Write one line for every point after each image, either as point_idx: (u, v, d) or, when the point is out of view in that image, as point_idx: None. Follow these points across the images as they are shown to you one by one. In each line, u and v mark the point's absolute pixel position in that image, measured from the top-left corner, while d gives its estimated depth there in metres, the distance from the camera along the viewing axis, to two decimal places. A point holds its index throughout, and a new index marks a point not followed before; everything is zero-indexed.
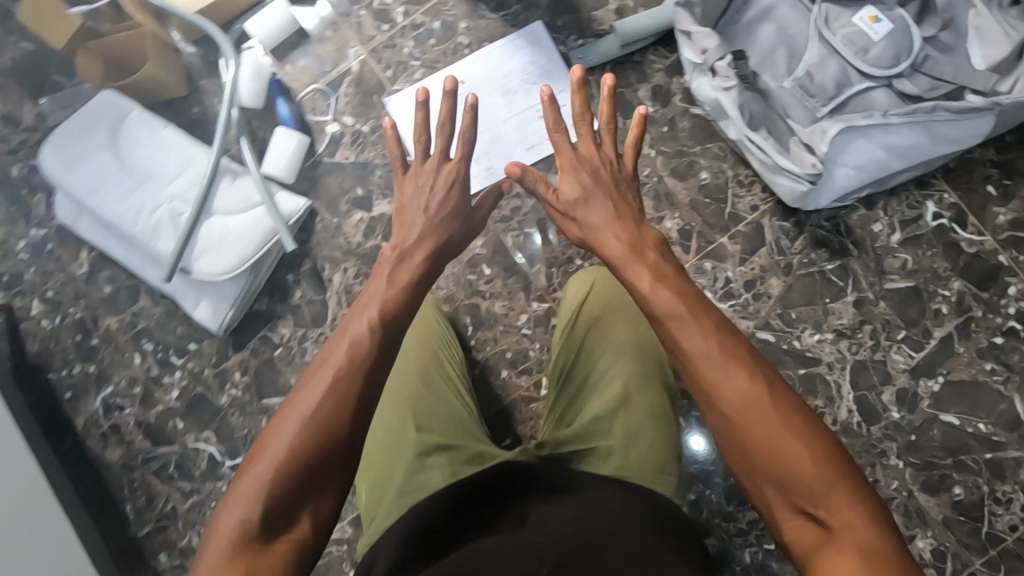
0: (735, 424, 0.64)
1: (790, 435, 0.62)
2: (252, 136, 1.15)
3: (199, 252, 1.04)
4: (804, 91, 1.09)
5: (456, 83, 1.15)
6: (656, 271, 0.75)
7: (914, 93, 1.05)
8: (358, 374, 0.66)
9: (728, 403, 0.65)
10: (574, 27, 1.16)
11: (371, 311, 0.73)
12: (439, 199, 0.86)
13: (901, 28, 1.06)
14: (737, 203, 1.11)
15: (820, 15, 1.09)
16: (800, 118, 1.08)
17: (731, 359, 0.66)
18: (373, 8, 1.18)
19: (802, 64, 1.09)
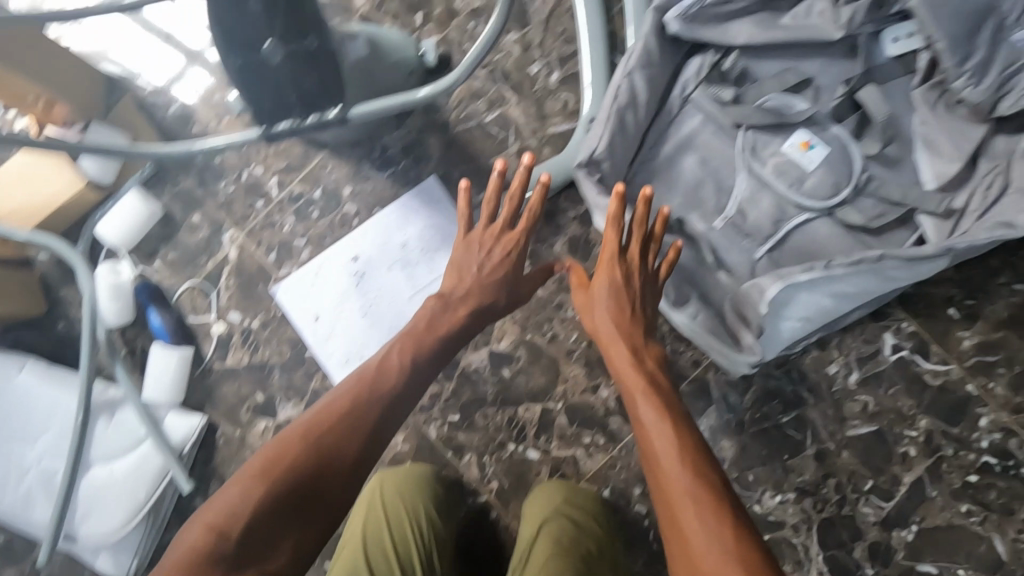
0: (662, 489, 0.65)
1: (690, 532, 0.60)
2: (130, 350, 1.02)
3: (82, 513, 0.93)
4: (737, 230, 0.95)
5: (348, 261, 1.02)
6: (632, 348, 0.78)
7: (860, 224, 0.92)
8: (366, 416, 0.71)
9: (660, 464, 0.67)
10: (473, 178, 1.01)
11: (393, 354, 0.77)
12: (483, 268, 0.84)
13: (837, 152, 0.94)
14: (678, 359, 1.02)
15: (747, 145, 0.96)
16: (736, 261, 0.94)
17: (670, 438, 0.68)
18: (243, 182, 1.03)
19: (732, 200, 0.96)
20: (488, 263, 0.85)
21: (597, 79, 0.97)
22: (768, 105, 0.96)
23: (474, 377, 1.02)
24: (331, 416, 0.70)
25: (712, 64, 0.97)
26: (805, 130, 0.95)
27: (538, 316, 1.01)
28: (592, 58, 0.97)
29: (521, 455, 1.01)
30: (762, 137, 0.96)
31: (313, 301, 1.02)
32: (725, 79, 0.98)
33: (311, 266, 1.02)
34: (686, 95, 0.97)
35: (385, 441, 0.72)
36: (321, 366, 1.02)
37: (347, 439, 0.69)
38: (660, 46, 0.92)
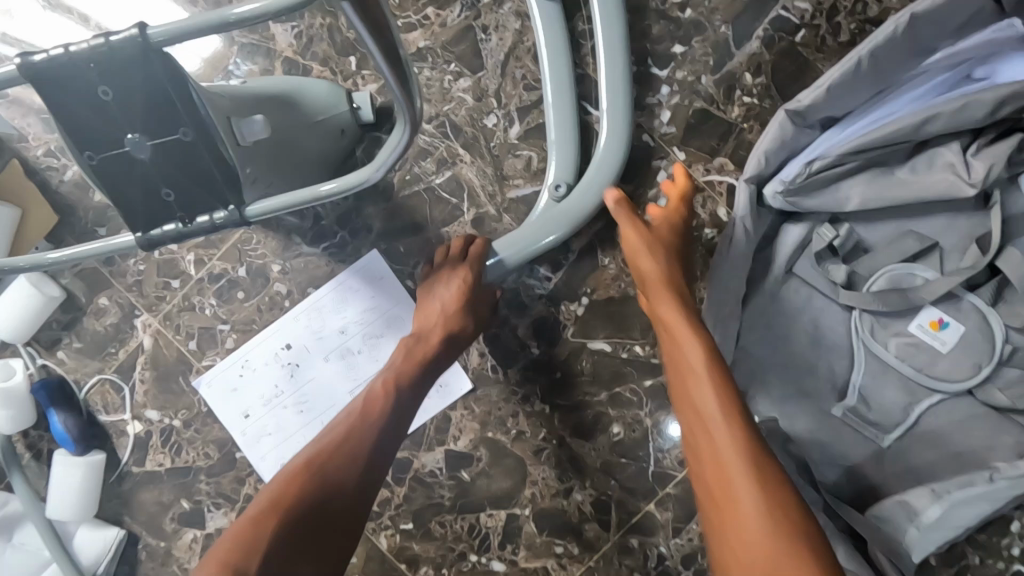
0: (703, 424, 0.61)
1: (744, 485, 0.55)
2: (34, 453, 0.89)
3: None
4: (860, 419, 0.83)
5: (280, 349, 0.88)
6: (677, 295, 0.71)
7: (1007, 405, 0.79)
8: (370, 431, 0.68)
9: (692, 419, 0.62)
10: (422, 251, 0.87)
11: (426, 379, 0.76)
12: (439, 302, 0.80)
13: (977, 327, 0.79)
14: (663, 458, 0.86)
15: (863, 325, 0.82)
16: (861, 452, 0.83)
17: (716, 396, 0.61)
18: (155, 258, 0.88)
19: (853, 384, 0.83)
20: (446, 294, 0.80)
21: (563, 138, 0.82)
22: (882, 283, 0.81)
23: (428, 480, 0.88)
24: (357, 423, 0.68)
25: (808, 174, 0.74)
26: (935, 305, 0.81)
27: (501, 410, 0.87)
28: (559, 115, 0.82)
29: (484, 568, 0.88)
30: (882, 319, 0.82)
31: (240, 396, 0.89)
32: (834, 253, 0.81)
33: (236, 355, 0.88)
34: (789, 265, 0.82)
35: (369, 461, 0.66)
36: (253, 469, 0.89)
37: (358, 462, 0.65)
38: (756, 218, 0.79)
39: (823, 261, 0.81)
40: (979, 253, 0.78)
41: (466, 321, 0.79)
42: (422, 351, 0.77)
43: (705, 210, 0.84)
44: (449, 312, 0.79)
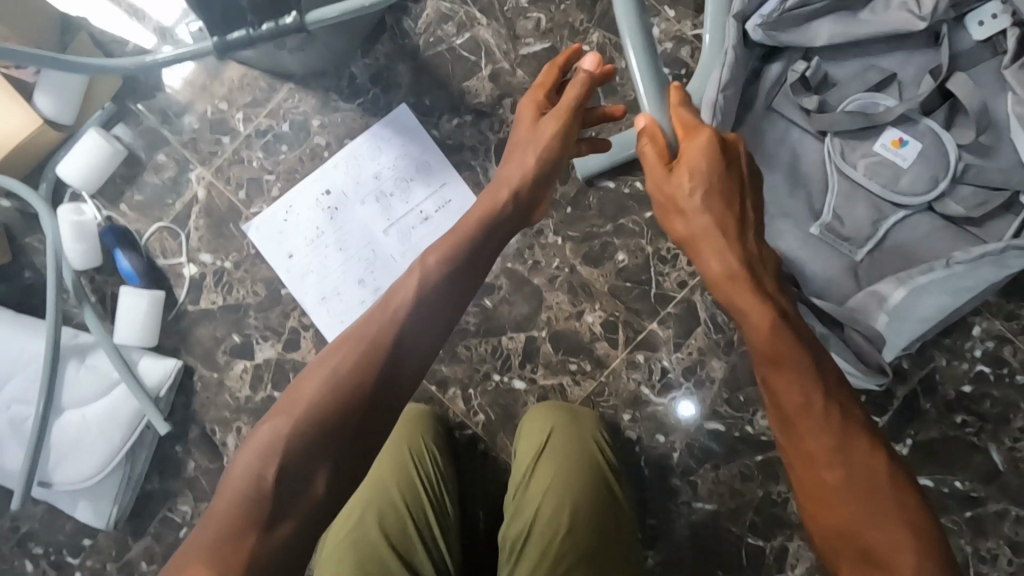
0: (830, 429, 0.58)
1: (887, 512, 0.54)
2: (100, 296, 0.99)
3: (56, 461, 0.90)
4: (835, 235, 0.94)
5: (321, 195, 0.99)
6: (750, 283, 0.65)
7: (959, 215, 0.91)
8: (414, 314, 0.66)
9: (805, 419, 0.59)
10: (446, 103, 0.98)
11: (480, 271, 0.74)
12: (517, 170, 0.80)
13: (933, 146, 0.91)
14: (663, 282, 0.98)
15: (836, 148, 0.93)
16: (838, 263, 0.94)
17: (844, 411, 0.58)
18: (207, 118, 0.99)
19: (828, 205, 0.94)
20: (533, 123, 0.81)
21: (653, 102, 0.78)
22: (853, 106, 0.92)
23: None
24: (402, 298, 0.67)
25: (783, 10, 0.87)
26: (896, 127, 0.92)
27: (519, 243, 0.98)
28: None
29: (507, 386, 0.99)
30: (852, 143, 0.93)
31: (285, 239, 0.99)
32: (806, 86, 0.93)
33: (281, 202, 0.99)
34: (769, 100, 0.94)
35: (412, 345, 0.65)
36: (298, 304, 0.99)
37: (399, 347, 0.64)
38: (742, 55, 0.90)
39: (798, 94, 0.93)
40: (931, 81, 0.90)
41: (551, 175, 0.81)
42: (464, 231, 0.74)
43: (693, 60, 0.97)
44: (530, 150, 0.80)
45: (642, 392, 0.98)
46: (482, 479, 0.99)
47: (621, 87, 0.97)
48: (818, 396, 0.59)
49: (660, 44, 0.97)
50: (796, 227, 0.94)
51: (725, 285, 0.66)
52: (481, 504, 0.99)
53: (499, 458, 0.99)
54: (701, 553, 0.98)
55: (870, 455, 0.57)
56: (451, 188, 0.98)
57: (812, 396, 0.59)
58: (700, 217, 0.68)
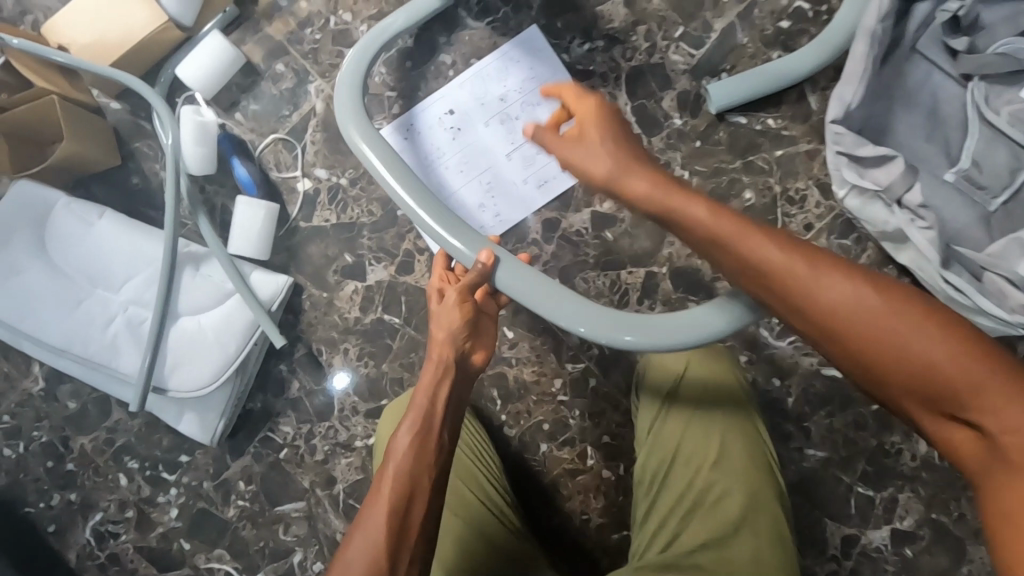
0: (803, 313, 0.59)
1: (912, 328, 0.56)
2: (209, 207, 0.96)
3: (172, 367, 0.88)
4: (972, 183, 0.91)
5: (443, 115, 0.96)
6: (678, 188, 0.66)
7: None
8: (403, 467, 0.67)
9: (778, 308, 0.62)
10: (578, 27, 0.95)
11: (444, 425, 0.72)
12: (443, 328, 0.76)
13: None
14: (789, 223, 0.96)
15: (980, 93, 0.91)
16: (975, 211, 0.91)
17: (839, 270, 0.59)
18: (330, 29, 0.96)
19: (967, 151, 0.92)
20: (448, 315, 0.76)
21: (463, 234, 0.78)
22: (1003, 50, 0.90)
23: (575, 239, 0.96)
24: (392, 473, 0.67)
25: None
26: None
27: None
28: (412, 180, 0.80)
29: None
30: (997, 89, 0.91)
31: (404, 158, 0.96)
32: (953, 29, 0.91)
33: (402, 120, 0.96)
34: (914, 41, 0.92)
35: (414, 514, 0.66)
36: (414, 227, 0.97)
37: (403, 519, 0.65)
38: None
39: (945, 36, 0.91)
40: None
41: (474, 341, 0.78)
42: (419, 397, 0.72)
43: None
44: (444, 334, 0.75)
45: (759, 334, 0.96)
46: (594, 415, 0.97)
47: (760, 20, 0.95)
48: (783, 278, 0.60)
49: None
50: (932, 173, 0.93)
51: (692, 208, 0.63)
52: (590, 440, 0.98)
53: (611, 395, 0.97)
54: (810, 500, 0.96)
55: (888, 298, 0.57)
56: None
57: (747, 228, 0.62)
58: (631, 188, 0.66)
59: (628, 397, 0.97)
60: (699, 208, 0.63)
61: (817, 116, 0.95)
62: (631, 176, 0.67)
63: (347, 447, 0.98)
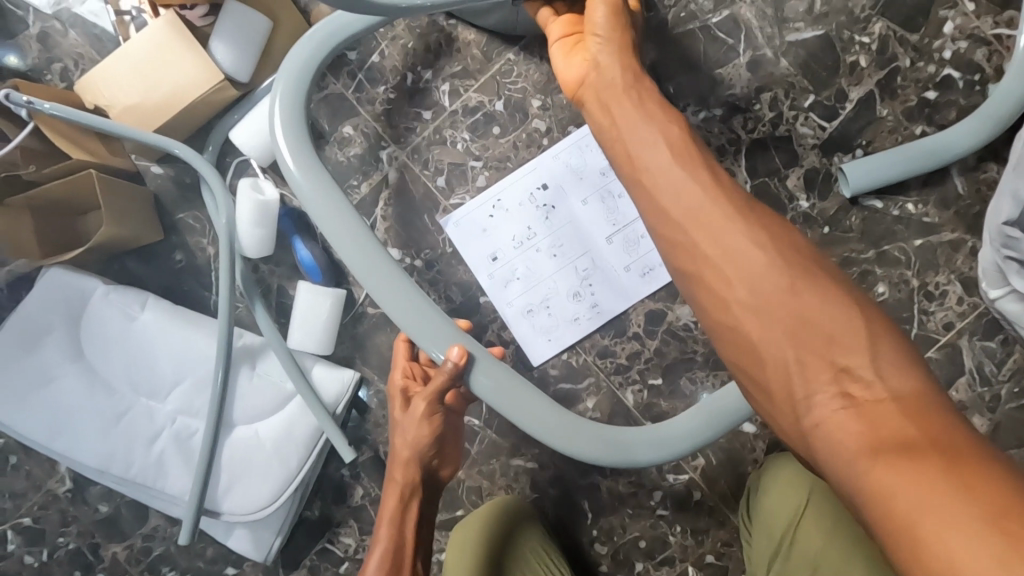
0: (772, 323, 0.47)
1: (882, 350, 0.44)
2: (264, 289, 0.84)
3: (226, 485, 0.76)
4: None
5: (536, 189, 0.84)
6: (727, 198, 0.51)
7: None
8: None
9: (764, 347, 0.47)
10: (692, 92, 0.83)
11: (416, 551, 0.72)
12: (405, 446, 0.73)
13: None
14: (926, 321, 0.84)
15: None
16: None
17: (843, 296, 0.46)
18: (407, 87, 0.84)
19: None
20: (412, 430, 0.72)
21: (415, 311, 0.68)
22: None
23: (682, 334, 0.85)
24: None
25: None
26: None
27: None
28: (352, 251, 0.68)
29: (734, 428, 0.85)
30: None
31: (489, 237, 0.84)
32: None
33: (488, 194, 0.84)
34: None
35: None
36: (497, 316, 0.85)
37: None
38: None
39: None
40: None
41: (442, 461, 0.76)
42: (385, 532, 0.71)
43: (990, 65, 0.82)
44: (408, 459, 0.73)
45: None
46: (699, 532, 0.85)
47: (902, 90, 0.83)
48: (724, 239, 0.49)
49: (953, 43, 0.82)
50: None
51: (706, 244, 0.50)
52: (692, 561, 0.86)
53: (717, 510, 0.85)
54: None
55: (904, 361, 0.44)
56: None
57: (733, 246, 0.49)
58: (654, 164, 0.54)
59: (736, 514, 0.85)
60: (732, 217, 0.50)
61: (963, 201, 0.83)
62: (639, 153, 0.55)
63: None
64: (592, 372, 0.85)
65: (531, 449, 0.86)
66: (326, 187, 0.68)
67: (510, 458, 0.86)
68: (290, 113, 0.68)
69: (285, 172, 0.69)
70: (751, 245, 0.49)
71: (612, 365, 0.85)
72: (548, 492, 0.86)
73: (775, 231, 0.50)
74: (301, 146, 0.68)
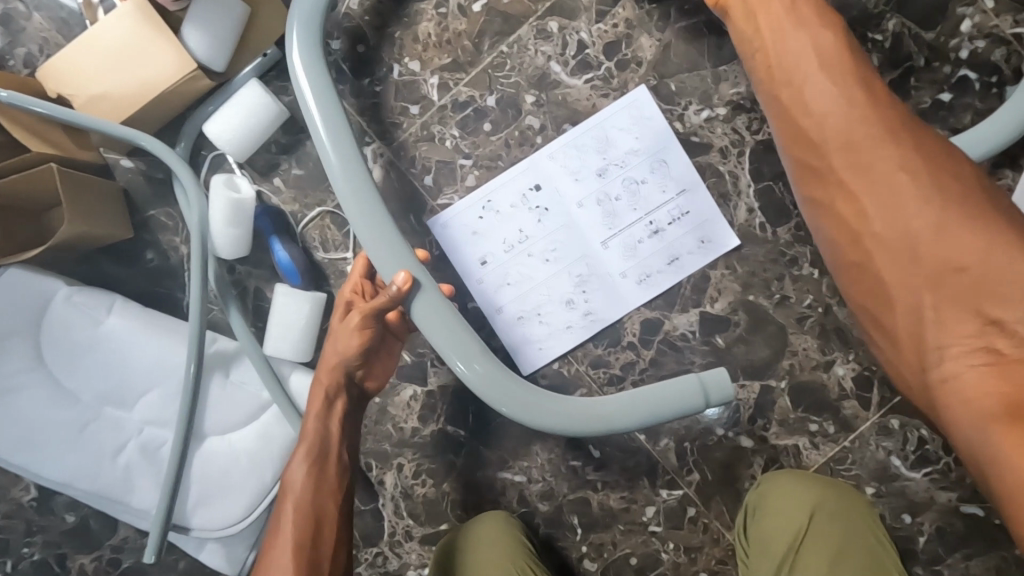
0: (914, 263, 0.55)
1: (1012, 280, 0.52)
2: (240, 291, 0.80)
3: (198, 499, 0.73)
4: None
5: (529, 190, 0.80)
6: (898, 122, 0.58)
7: None
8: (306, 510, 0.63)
9: (883, 268, 0.56)
10: (695, 90, 0.79)
11: (342, 449, 0.68)
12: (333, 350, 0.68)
13: None
14: None
15: None
16: None
17: (983, 221, 0.54)
18: (393, 80, 0.79)
19: None
20: (344, 337, 0.68)
21: (388, 246, 0.68)
22: None
23: (679, 344, 0.81)
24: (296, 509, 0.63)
25: None
26: None
27: (767, 272, 0.80)
28: (341, 173, 0.68)
29: (731, 442, 0.81)
30: None
31: (479, 240, 0.80)
32: None
33: (479, 194, 0.80)
34: None
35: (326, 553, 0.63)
36: (486, 323, 0.81)
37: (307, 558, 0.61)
38: None
39: None
40: None
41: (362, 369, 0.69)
42: (304, 437, 0.66)
43: (1008, 66, 0.78)
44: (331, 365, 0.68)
45: (892, 464, 0.81)
46: (692, 550, 0.82)
47: (916, 91, 0.78)
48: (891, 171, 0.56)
49: (970, 42, 0.78)
50: None
51: (842, 160, 0.58)
52: None
53: (712, 528, 0.82)
54: None
55: (979, 294, 0.53)
56: (690, 198, 0.80)
57: (894, 180, 0.56)
58: (814, 90, 0.60)
59: (731, 531, 0.82)
60: (891, 152, 0.57)
61: None
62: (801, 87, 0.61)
63: None
64: (585, 383, 0.81)
65: (520, 462, 0.82)
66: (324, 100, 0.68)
67: (497, 471, 0.82)
68: (307, 38, 0.69)
69: (296, 76, 0.69)
70: (908, 172, 0.56)
71: (605, 375, 0.81)
72: (537, 507, 0.82)
73: (936, 146, 0.57)
74: (314, 61, 0.68)
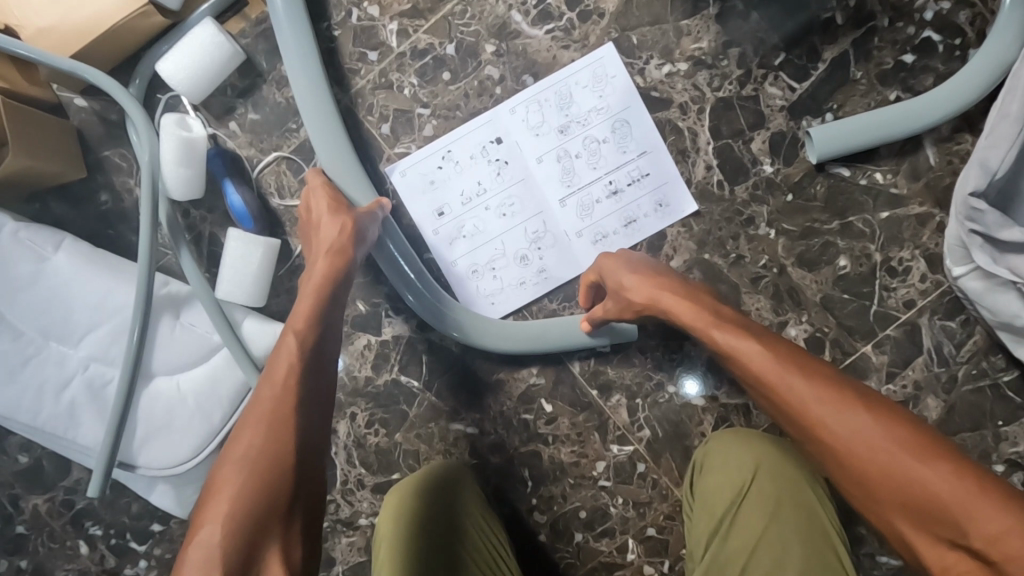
0: (883, 500, 0.48)
1: (963, 491, 0.45)
2: (194, 236, 0.79)
3: (145, 437, 0.73)
4: None
5: (489, 143, 0.79)
6: (780, 351, 0.55)
7: None
8: (305, 369, 0.58)
9: (868, 508, 0.50)
10: (656, 44, 0.78)
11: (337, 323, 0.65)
12: (334, 230, 0.67)
13: None
14: (887, 297, 0.81)
15: None
16: None
17: (909, 442, 0.48)
18: (352, 25, 0.78)
19: None
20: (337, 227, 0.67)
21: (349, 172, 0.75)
22: None
23: None
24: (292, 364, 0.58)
25: None
26: None
27: (722, 231, 0.80)
28: (301, 66, 0.74)
29: (682, 400, 0.82)
30: None
31: (437, 191, 0.80)
32: None
33: (438, 145, 0.79)
34: None
35: (322, 415, 0.57)
36: (441, 275, 0.81)
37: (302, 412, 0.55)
38: None
39: None
40: None
41: (360, 257, 0.69)
42: (307, 305, 0.62)
43: (972, 29, 0.77)
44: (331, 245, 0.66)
45: None
46: (641, 505, 0.83)
47: (878, 52, 0.78)
48: (853, 470, 0.50)
49: (935, 3, 0.77)
50: None
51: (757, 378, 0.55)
52: (633, 533, 0.83)
53: (661, 484, 0.83)
54: None
55: (927, 495, 0.46)
56: (649, 158, 0.79)
57: (818, 423, 0.51)
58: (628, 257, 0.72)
59: (680, 487, 0.82)
60: (775, 369, 0.54)
61: (935, 173, 0.79)
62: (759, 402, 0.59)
63: (348, 525, 0.83)
64: None
65: (472, 414, 0.83)
66: (296, 42, 0.74)
67: (449, 423, 0.83)
68: None
69: None
70: (809, 381, 0.52)
71: None
72: (489, 459, 0.83)
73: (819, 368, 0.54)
74: (296, 5, 0.74)
